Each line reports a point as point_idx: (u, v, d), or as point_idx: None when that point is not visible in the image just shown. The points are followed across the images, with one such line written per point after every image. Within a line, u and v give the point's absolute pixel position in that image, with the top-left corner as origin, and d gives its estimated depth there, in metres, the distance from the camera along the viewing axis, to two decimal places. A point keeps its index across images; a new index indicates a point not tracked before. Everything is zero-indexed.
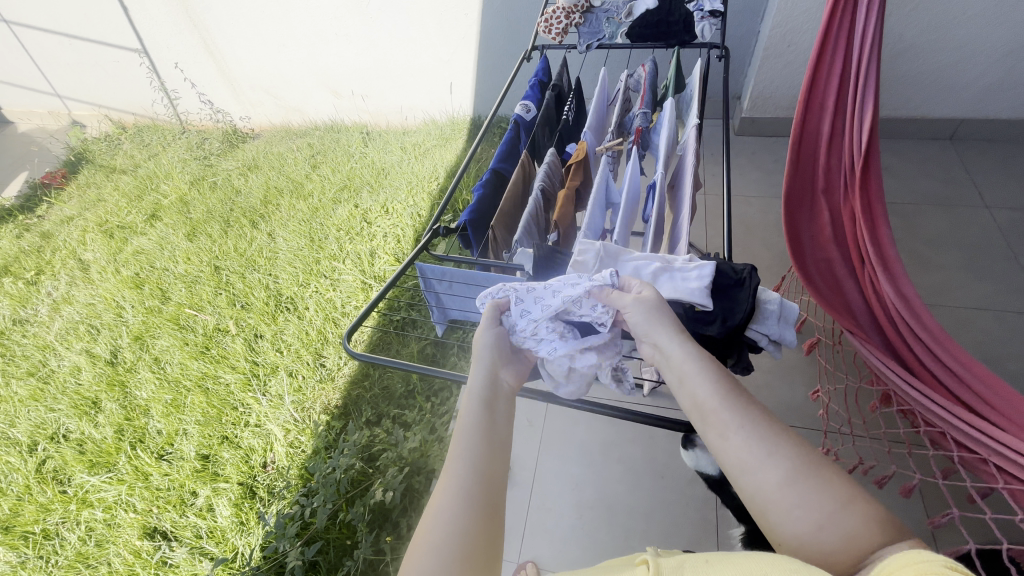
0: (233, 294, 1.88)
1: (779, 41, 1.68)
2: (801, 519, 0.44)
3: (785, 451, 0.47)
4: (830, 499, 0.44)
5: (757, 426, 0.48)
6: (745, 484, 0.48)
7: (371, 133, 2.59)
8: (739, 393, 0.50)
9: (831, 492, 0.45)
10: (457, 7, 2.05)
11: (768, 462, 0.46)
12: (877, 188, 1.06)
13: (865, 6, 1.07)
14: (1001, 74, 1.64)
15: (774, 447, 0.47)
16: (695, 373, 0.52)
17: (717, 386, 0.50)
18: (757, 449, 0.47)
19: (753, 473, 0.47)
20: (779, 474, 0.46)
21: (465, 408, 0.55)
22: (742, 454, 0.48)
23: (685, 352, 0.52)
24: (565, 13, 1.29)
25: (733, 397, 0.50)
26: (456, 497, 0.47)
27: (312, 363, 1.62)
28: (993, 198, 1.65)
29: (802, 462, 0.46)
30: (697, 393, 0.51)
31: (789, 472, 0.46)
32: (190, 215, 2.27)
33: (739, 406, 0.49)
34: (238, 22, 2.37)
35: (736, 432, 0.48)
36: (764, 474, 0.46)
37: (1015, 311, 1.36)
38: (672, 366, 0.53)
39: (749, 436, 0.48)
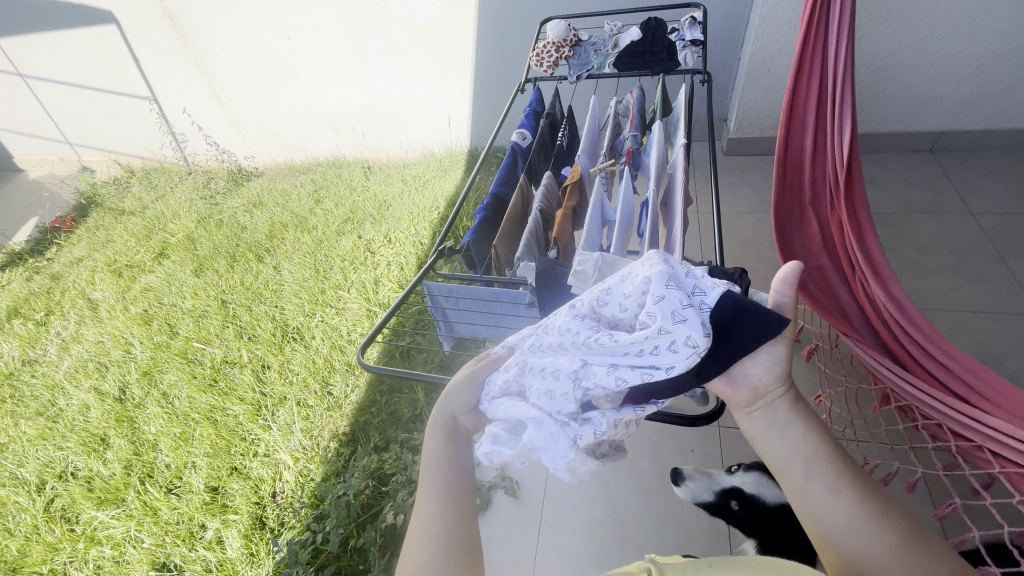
0: (240, 327, 1.91)
1: (759, 65, 1.77)
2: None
3: (894, 515, 0.47)
4: (941, 566, 0.45)
5: (864, 490, 0.49)
6: (849, 548, 0.47)
7: (372, 167, 2.68)
8: (837, 454, 0.51)
9: (941, 563, 0.45)
10: (452, 46, 2.16)
11: (879, 524, 0.47)
12: (861, 197, 1.11)
13: (835, 30, 1.15)
14: (973, 88, 1.73)
15: (883, 510, 0.48)
16: (800, 430, 0.52)
17: (819, 444, 0.51)
18: (867, 510, 0.47)
19: (865, 534, 0.47)
20: (893, 538, 0.46)
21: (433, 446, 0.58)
22: (849, 512, 0.48)
23: (792, 414, 0.52)
24: (555, 47, 1.38)
25: (839, 458, 0.50)
26: (432, 526, 0.51)
27: (320, 392, 1.63)
28: (977, 204, 1.70)
29: (910, 527, 0.47)
30: (798, 449, 0.51)
31: (899, 537, 0.46)
32: (197, 252, 2.33)
33: (843, 467, 0.50)
34: (244, 68, 2.49)
35: (843, 490, 0.48)
36: (876, 535, 0.46)
37: (1008, 312, 1.39)
38: (771, 419, 0.53)
39: (857, 497, 0.48)
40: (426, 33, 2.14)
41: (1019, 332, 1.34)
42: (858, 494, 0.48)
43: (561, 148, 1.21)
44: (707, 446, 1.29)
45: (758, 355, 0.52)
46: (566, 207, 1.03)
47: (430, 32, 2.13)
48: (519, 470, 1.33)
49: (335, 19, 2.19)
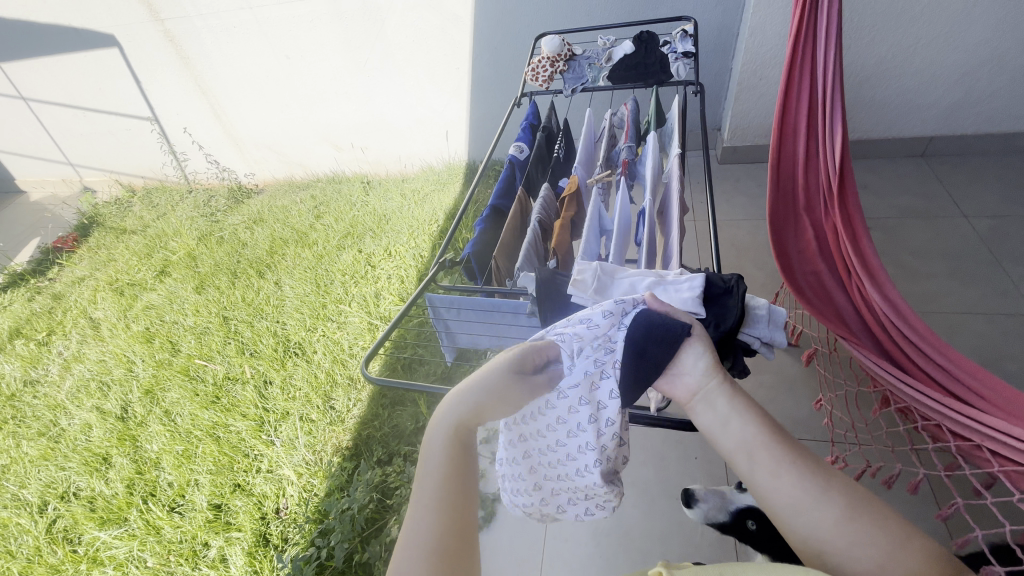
0: (242, 342, 1.92)
1: (750, 76, 1.81)
2: (862, 558, 0.46)
3: (837, 489, 0.49)
4: (884, 538, 0.47)
5: (805, 467, 0.50)
6: (797, 527, 0.49)
7: (371, 182, 2.70)
8: (784, 441, 0.52)
9: (884, 530, 0.47)
10: (449, 62, 2.20)
11: (822, 501, 0.48)
12: (855, 204, 1.14)
13: (823, 40, 1.19)
14: (961, 93, 1.76)
15: (826, 486, 0.49)
16: (742, 422, 0.54)
17: (761, 431, 0.53)
18: (810, 489, 0.49)
19: (808, 514, 0.48)
20: (835, 513, 0.48)
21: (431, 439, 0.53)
22: (795, 494, 0.49)
23: (729, 407, 0.55)
24: (550, 62, 1.41)
25: (780, 440, 0.52)
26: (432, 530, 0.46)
27: (322, 406, 1.63)
28: (970, 207, 1.72)
29: (856, 500, 0.49)
30: (742, 440, 0.53)
31: (843, 511, 0.48)
32: (198, 269, 2.34)
33: (786, 452, 0.51)
34: (243, 87, 2.52)
35: (787, 475, 0.50)
36: (822, 514, 0.48)
37: (1005, 313, 1.41)
38: (714, 412, 0.55)
39: (800, 478, 0.50)
40: (423, 50, 2.18)
41: (1015, 334, 1.35)
42: (802, 474, 0.50)
43: (557, 160, 1.23)
44: (710, 453, 1.29)
45: (686, 355, 0.58)
46: (565, 216, 1.05)
47: (427, 49, 2.17)
48: None
49: (333, 37, 2.23)
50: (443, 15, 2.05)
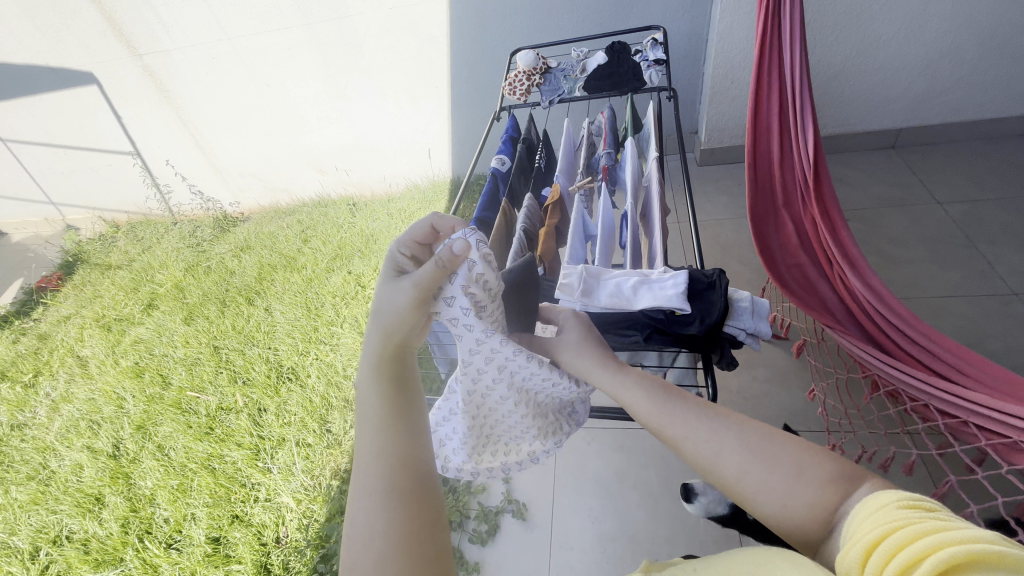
0: (234, 371, 1.90)
1: (722, 79, 1.86)
2: (767, 502, 0.41)
3: (729, 437, 0.44)
4: (783, 474, 0.41)
5: (697, 419, 0.46)
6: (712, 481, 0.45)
7: (357, 203, 2.71)
8: (672, 399, 0.49)
9: (778, 466, 0.42)
10: (428, 81, 2.24)
11: (717, 454, 0.44)
12: (831, 196, 1.17)
13: (787, 43, 1.24)
14: (924, 85, 1.82)
15: (718, 437, 0.44)
16: (626, 390, 0.52)
17: (651, 397, 0.50)
18: (703, 442, 0.45)
19: (711, 471, 0.44)
20: (731, 464, 0.43)
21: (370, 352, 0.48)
22: (693, 450, 0.45)
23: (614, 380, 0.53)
24: (526, 76, 1.44)
25: (667, 400, 0.49)
26: (376, 455, 0.41)
27: (319, 430, 1.62)
28: (942, 194, 1.77)
29: (748, 440, 0.43)
30: (635, 408, 0.50)
31: (737, 457, 0.43)
32: (186, 300, 2.32)
33: (674, 409, 0.48)
34: (225, 117, 2.54)
35: (678, 432, 0.46)
36: (720, 465, 0.44)
37: (983, 295, 1.44)
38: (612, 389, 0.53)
39: (694, 435, 0.46)
40: (401, 71, 2.22)
41: (996, 314, 1.39)
42: (693, 432, 0.46)
43: (539, 171, 1.25)
44: None
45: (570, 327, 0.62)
46: (548, 224, 1.06)
47: (405, 70, 2.21)
48: (525, 492, 1.32)
49: (313, 64, 2.25)
50: (419, 37, 2.08)
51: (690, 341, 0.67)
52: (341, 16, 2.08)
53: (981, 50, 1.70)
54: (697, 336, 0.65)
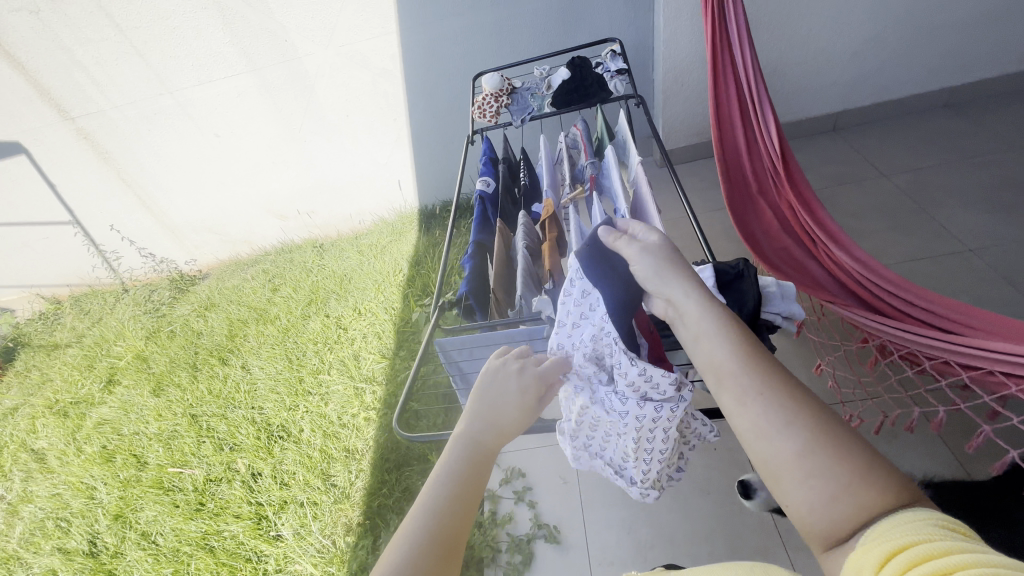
0: (219, 439, 1.77)
1: (672, 83, 1.95)
2: (813, 490, 0.40)
3: (806, 418, 0.42)
4: (846, 471, 0.40)
5: (778, 389, 0.44)
6: (759, 449, 0.44)
7: (324, 245, 2.64)
8: (755, 353, 0.46)
9: (845, 462, 0.40)
10: (385, 114, 2.22)
11: (785, 427, 0.42)
12: (802, 180, 1.23)
13: (736, 41, 1.30)
14: (853, 70, 1.98)
15: (794, 415, 0.42)
16: (714, 329, 0.48)
17: (735, 350, 0.47)
18: (777, 413, 0.43)
19: (768, 438, 0.43)
20: (797, 443, 0.41)
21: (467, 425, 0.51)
22: (760, 409, 0.43)
23: (703, 308, 0.50)
24: (494, 97, 1.46)
25: (755, 357, 0.46)
26: (432, 511, 0.44)
27: (323, 486, 1.52)
28: (886, 167, 1.90)
29: (822, 427, 0.42)
30: (714, 345, 0.48)
31: (807, 439, 0.41)
32: (152, 370, 2.16)
33: (756, 365, 0.45)
34: (173, 172, 2.43)
35: (753, 386, 0.44)
36: (782, 438, 0.42)
37: (943, 254, 1.55)
38: (688, 324, 0.51)
39: (769, 402, 0.43)
40: (357, 107, 2.19)
41: (959, 270, 1.49)
42: (770, 400, 0.44)
43: (525, 188, 1.25)
44: (728, 441, 1.31)
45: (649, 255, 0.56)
46: (549, 238, 1.06)
47: (361, 105, 2.19)
48: (555, 514, 1.28)
49: (264, 109, 2.20)
50: (372, 71, 2.08)
51: None
52: (290, 58, 2.05)
53: (897, 34, 1.88)
54: (740, 326, 0.65)
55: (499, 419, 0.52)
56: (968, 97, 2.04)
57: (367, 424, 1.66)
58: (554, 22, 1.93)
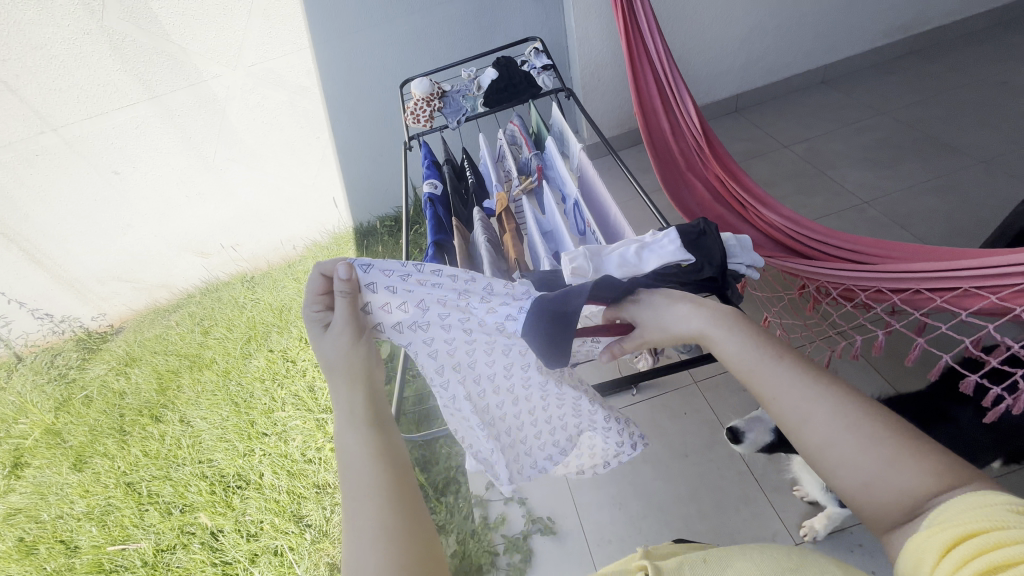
0: (165, 503, 1.59)
1: (590, 79, 2.04)
2: (847, 477, 0.43)
3: (828, 406, 0.44)
4: (884, 455, 0.41)
5: (796, 378, 0.46)
6: (787, 441, 0.46)
7: (254, 278, 2.46)
8: (765, 346, 0.48)
9: (873, 448, 0.42)
10: (307, 133, 2.13)
11: (806, 419, 0.44)
12: (724, 152, 1.33)
13: (648, 32, 1.40)
14: (746, 56, 2.18)
15: (812, 404, 0.44)
16: (718, 328, 0.50)
17: (743, 346, 0.49)
18: (796, 403, 0.45)
19: (794, 429, 0.45)
20: (819, 433, 0.44)
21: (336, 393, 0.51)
22: (795, 396, 0.45)
23: (703, 313, 0.52)
24: (425, 102, 1.45)
25: (760, 352, 0.48)
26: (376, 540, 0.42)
27: (297, 529, 1.42)
28: (786, 139, 2.11)
29: (858, 413, 0.43)
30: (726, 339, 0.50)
31: (829, 428, 0.43)
32: (70, 443, 1.90)
33: (768, 360, 0.47)
34: (67, 218, 2.17)
35: (778, 373, 0.47)
36: (807, 430, 0.44)
37: (844, 210, 1.74)
38: (693, 328, 0.53)
39: (784, 394, 0.46)
40: (275, 129, 2.09)
41: (860, 222, 1.68)
42: (787, 392, 0.46)
43: (473, 186, 1.25)
44: (696, 404, 1.38)
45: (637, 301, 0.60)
46: (507, 230, 1.07)
47: (279, 126, 2.09)
48: (547, 505, 1.28)
49: (170, 139, 2.05)
50: (288, 89, 2.00)
51: (703, 287, 0.71)
52: (194, 82, 1.92)
53: (776, 22, 2.10)
54: (713, 278, 0.70)
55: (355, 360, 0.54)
56: (841, 72, 2.31)
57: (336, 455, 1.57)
58: (470, 28, 1.96)
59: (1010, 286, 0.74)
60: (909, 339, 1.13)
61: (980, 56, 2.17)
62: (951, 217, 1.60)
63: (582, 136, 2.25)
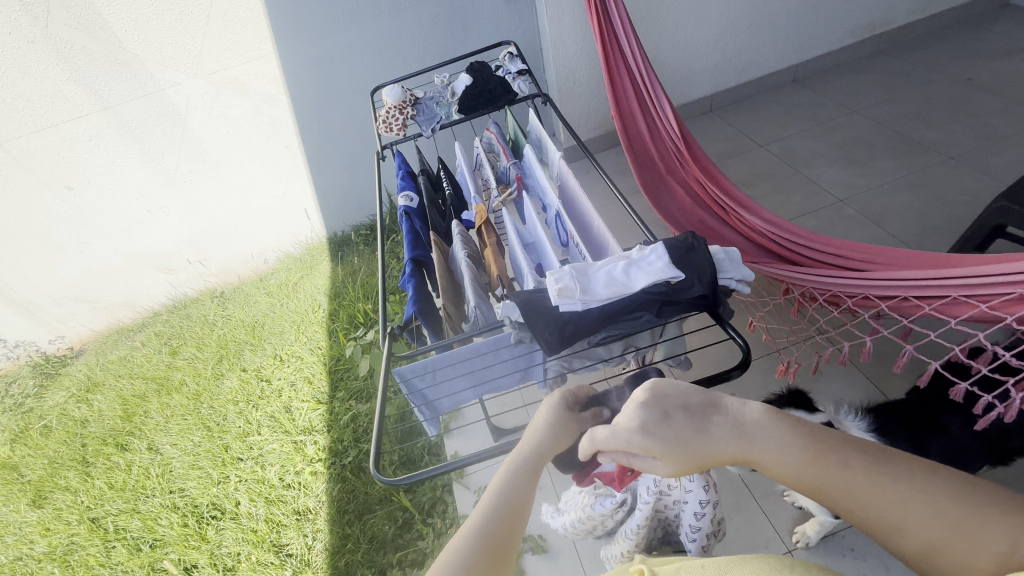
0: (134, 538, 1.50)
1: (566, 81, 2.02)
2: (965, 575, 0.41)
3: (921, 510, 0.42)
4: (994, 547, 0.40)
5: (877, 483, 0.43)
6: (886, 543, 0.44)
7: (225, 294, 2.36)
8: (832, 452, 0.45)
9: (983, 542, 0.40)
10: (274, 142, 2.05)
11: (902, 526, 0.42)
12: (704, 154, 1.31)
13: (623, 34, 1.38)
14: (719, 56, 2.19)
15: (900, 510, 0.42)
16: (774, 446, 0.46)
17: (805, 464, 0.45)
18: (885, 512, 0.43)
19: (891, 537, 0.43)
20: (918, 540, 0.42)
21: (516, 470, 0.53)
22: (877, 504, 0.43)
23: (755, 421, 0.48)
24: (397, 110, 1.39)
25: (827, 463, 0.44)
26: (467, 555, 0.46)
27: (277, 560, 1.35)
28: (762, 139, 2.12)
29: (936, 494, 0.42)
30: (777, 459, 0.46)
31: (928, 534, 0.41)
32: (28, 478, 1.78)
33: (840, 467, 0.44)
34: (17, 237, 2.04)
35: (845, 480, 0.44)
36: (905, 536, 0.42)
37: (822, 208, 1.76)
38: (742, 446, 0.47)
39: (869, 504, 0.43)
40: (241, 138, 2.01)
41: (836, 220, 1.70)
42: (868, 503, 0.43)
43: (451, 197, 1.21)
44: None
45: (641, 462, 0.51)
46: (488, 244, 1.03)
47: (244, 136, 2.00)
48: (538, 523, 1.25)
49: (127, 152, 1.94)
50: (253, 97, 1.91)
51: (695, 305, 0.69)
52: (151, 91, 1.83)
53: (747, 22, 2.12)
54: (704, 296, 0.67)
55: (547, 453, 0.56)
56: (812, 71, 2.35)
57: (315, 479, 1.51)
58: (442, 31, 1.91)
59: (1001, 294, 0.74)
60: (894, 342, 1.14)
61: (943, 53, 2.23)
62: (923, 213, 1.63)
63: (558, 139, 2.22)
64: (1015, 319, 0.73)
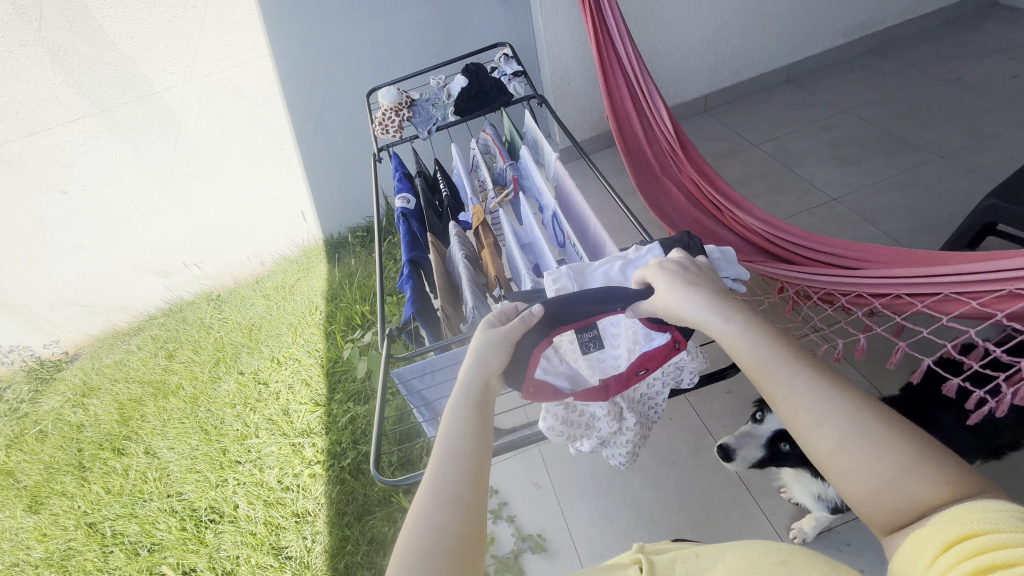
0: (131, 542, 1.50)
1: (561, 82, 2.02)
2: (860, 482, 0.42)
3: (841, 409, 0.44)
4: (897, 461, 0.41)
5: (813, 380, 0.46)
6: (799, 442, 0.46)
7: (221, 296, 2.35)
8: (786, 348, 0.48)
9: (889, 453, 0.42)
10: (270, 144, 2.05)
11: (822, 420, 0.44)
12: (698, 154, 1.32)
13: (617, 35, 1.39)
14: (713, 57, 2.20)
15: (826, 405, 0.44)
16: (742, 327, 0.49)
17: (766, 348, 0.48)
18: (812, 404, 0.45)
19: (807, 432, 0.45)
20: (832, 437, 0.43)
21: (462, 405, 0.49)
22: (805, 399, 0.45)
23: (733, 307, 0.51)
24: (393, 112, 1.39)
25: (780, 353, 0.47)
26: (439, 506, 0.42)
27: (276, 563, 1.35)
28: (755, 138, 2.14)
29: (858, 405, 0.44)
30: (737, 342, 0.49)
31: (843, 432, 0.43)
32: (23, 484, 1.77)
33: (789, 358, 0.47)
34: (11, 242, 2.03)
35: (789, 371, 0.46)
36: (821, 432, 0.44)
37: (815, 207, 1.77)
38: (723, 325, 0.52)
39: (803, 394, 0.45)
40: (237, 141, 2.00)
41: (830, 218, 1.72)
42: (802, 392, 0.45)
43: (448, 199, 1.22)
44: (682, 406, 1.37)
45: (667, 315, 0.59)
46: (485, 245, 1.03)
47: (240, 138, 2.00)
48: (537, 522, 1.25)
49: (122, 155, 1.93)
50: (249, 100, 1.91)
51: None
52: (146, 94, 1.82)
53: (740, 22, 2.13)
54: None
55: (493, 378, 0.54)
56: (804, 71, 2.36)
57: (314, 481, 1.50)
58: (437, 32, 1.92)
59: (991, 291, 0.75)
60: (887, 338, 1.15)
61: (933, 52, 2.26)
62: (915, 211, 1.65)
63: (554, 139, 2.22)
64: (1006, 315, 0.75)
